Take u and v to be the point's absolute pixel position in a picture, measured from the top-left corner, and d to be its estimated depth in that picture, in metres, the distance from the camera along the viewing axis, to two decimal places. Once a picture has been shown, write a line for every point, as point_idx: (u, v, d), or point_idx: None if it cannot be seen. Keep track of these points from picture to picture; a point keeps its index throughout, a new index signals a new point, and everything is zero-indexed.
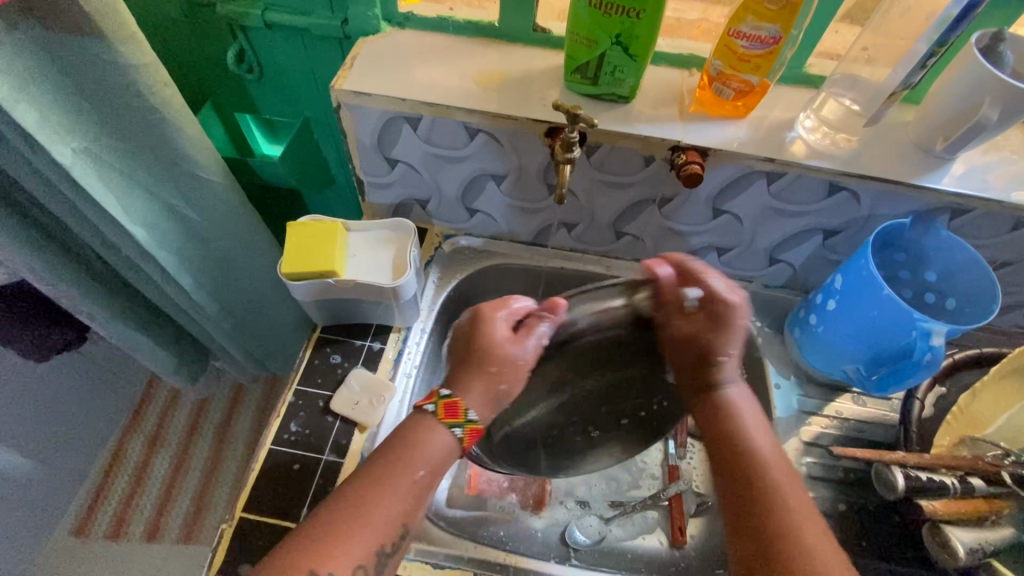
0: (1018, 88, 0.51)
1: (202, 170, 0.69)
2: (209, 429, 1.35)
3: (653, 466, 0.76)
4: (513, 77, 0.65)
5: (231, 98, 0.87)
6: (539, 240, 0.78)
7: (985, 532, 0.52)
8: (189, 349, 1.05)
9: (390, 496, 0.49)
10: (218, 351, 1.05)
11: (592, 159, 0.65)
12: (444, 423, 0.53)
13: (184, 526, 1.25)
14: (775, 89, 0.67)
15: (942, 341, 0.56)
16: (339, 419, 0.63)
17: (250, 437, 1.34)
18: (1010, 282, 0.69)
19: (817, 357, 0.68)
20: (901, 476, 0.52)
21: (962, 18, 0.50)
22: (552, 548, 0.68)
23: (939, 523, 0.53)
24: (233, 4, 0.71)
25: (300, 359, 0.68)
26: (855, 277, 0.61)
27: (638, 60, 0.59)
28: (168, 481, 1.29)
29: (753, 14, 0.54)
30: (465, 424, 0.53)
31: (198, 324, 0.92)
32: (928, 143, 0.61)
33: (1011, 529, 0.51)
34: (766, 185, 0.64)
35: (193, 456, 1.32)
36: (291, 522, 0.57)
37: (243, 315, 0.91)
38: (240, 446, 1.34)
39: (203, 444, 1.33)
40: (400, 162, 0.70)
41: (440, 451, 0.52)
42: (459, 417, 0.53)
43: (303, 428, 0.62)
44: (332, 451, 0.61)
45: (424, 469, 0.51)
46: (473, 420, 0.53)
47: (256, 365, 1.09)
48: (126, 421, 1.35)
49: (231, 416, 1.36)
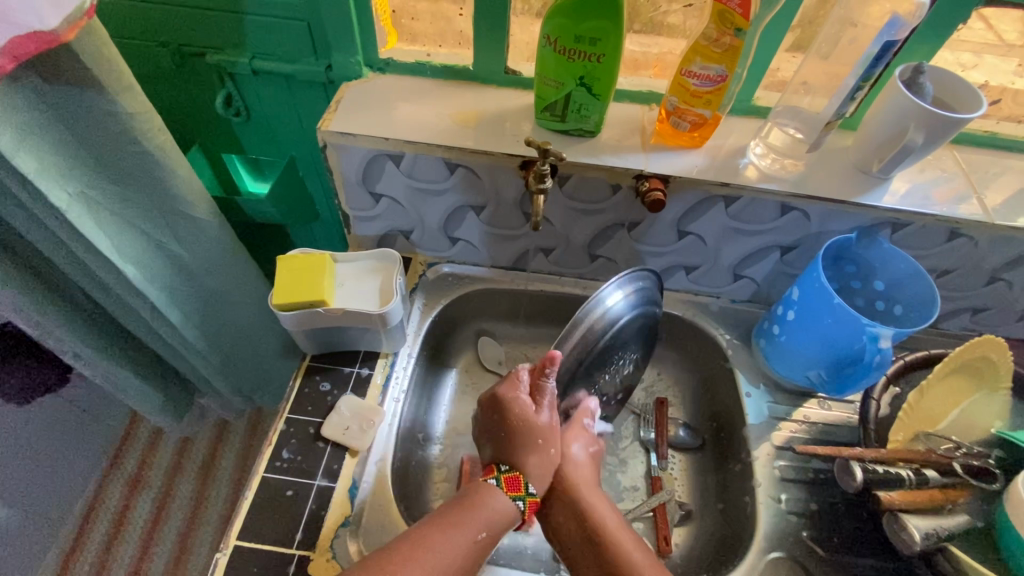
0: (935, 115, 0.57)
1: (192, 209, 0.72)
2: (192, 469, 1.34)
3: (635, 479, 0.77)
4: (488, 115, 0.71)
5: (218, 140, 0.91)
6: (519, 265, 0.83)
7: (942, 520, 0.55)
8: (175, 387, 1.05)
9: (448, 552, 0.50)
10: (203, 387, 1.06)
11: (565, 188, 0.70)
12: (506, 494, 0.55)
13: (166, 571, 1.22)
14: (728, 120, 0.74)
15: (889, 344, 0.61)
16: (330, 444, 0.65)
17: (235, 475, 1.33)
18: (952, 288, 0.75)
19: (783, 365, 0.73)
20: (861, 469, 0.56)
21: (881, 55, 0.56)
22: (543, 563, 0.69)
23: (897, 513, 0.55)
24: (223, 54, 0.75)
25: (290, 388, 0.70)
26: (810, 289, 0.66)
27: (601, 99, 0.64)
28: (151, 525, 1.27)
29: (701, 56, 0.61)
30: (527, 498, 0.55)
31: (184, 360, 0.93)
32: (866, 165, 0.67)
33: (964, 516, 0.55)
34: (724, 207, 0.69)
35: (176, 498, 1.30)
36: (285, 548, 0.58)
37: (231, 349, 0.93)
38: (225, 484, 1.32)
39: (186, 485, 1.32)
40: (384, 197, 0.74)
41: (497, 511, 0.54)
42: (520, 491, 0.55)
43: (294, 455, 0.64)
44: (323, 476, 0.63)
45: (483, 531, 0.53)
46: (532, 494, 0.56)
47: (242, 400, 1.10)
48: (105, 464, 1.33)
49: (215, 455, 1.35)
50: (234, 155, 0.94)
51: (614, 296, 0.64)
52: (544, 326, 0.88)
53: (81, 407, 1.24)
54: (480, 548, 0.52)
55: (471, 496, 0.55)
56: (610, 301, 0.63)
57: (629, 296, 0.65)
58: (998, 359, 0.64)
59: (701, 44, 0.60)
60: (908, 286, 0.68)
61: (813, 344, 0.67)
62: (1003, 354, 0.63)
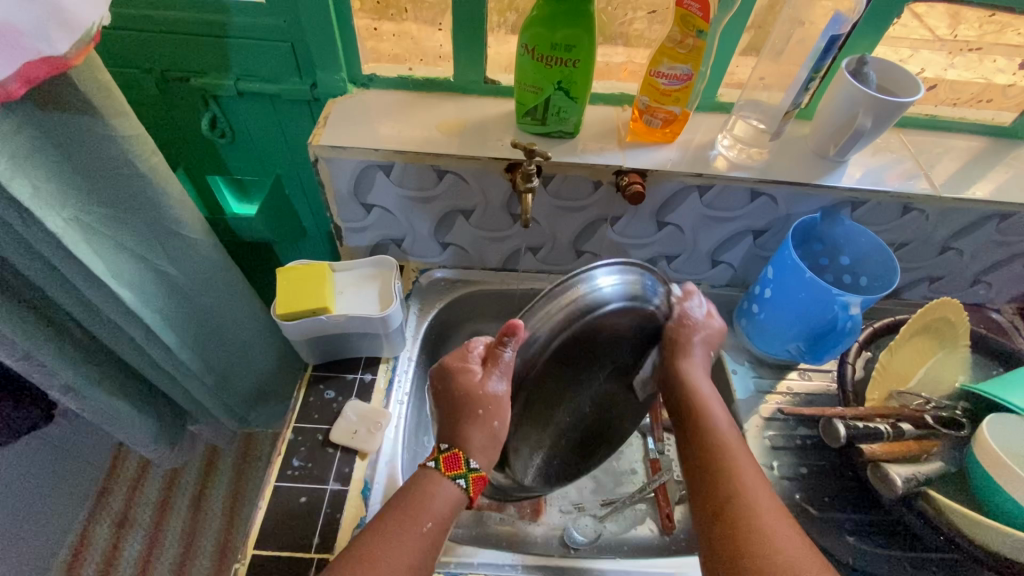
0: (879, 100, 0.63)
1: (186, 229, 0.73)
2: (183, 501, 1.31)
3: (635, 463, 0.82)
4: (471, 123, 0.74)
5: (203, 163, 0.92)
6: (509, 266, 0.86)
7: (919, 467, 0.59)
8: (167, 414, 1.04)
9: (398, 549, 0.51)
10: (197, 412, 1.05)
11: (549, 188, 0.73)
12: (446, 475, 0.54)
13: None
14: (695, 116, 0.79)
15: (858, 311, 0.66)
16: (339, 449, 0.66)
17: (229, 503, 1.31)
18: (909, 259, 0.81)
19: (764, 341, 0.77)
20: (843, 425, 0.60)
21: (828, 49, 0.62)
22: (554, 549, 0.72)
23: (879, 462, 0.59)
24: (207, 77, 0.77)
25: (294, 399, 0.71)
26: (782, 267, 0.71)
27: (579, 102, 0.69)
28: (143, 561, 1.23)
29: (668, 57, 0.66)
30: (467, 473, 0.54)
31: (177, 385, 0.93)
32: (823, 151, 0.73)
33: (939, 462, 0.60)
34: (698, 197, 0.74)
35: (168, 532, 1.27)
36: (303, 553, 0.59)
37: (225, 370, 0.93)
38: (219, 514, 1.30)
39: (178, 518, 1.29)
40: (375, 207, 0.77)
41: (441, 498, 0.54)
42: (460, 466, 0.54)
43: (305, 462, 0.65)
44: (336, 480, 0.64)
45: (431, 521, 0.53)
46: (474, 470, 0.54)
47: (237, 423, 1.09)
48: (91, 504, 1.29)
49: (207, 485, 1.33)
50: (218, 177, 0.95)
51: (604, 279, 0.57)
52: None
53: (66, 444, 1.21)
54: (433, 538, 0.53)
55: (415, 486, 0.54)
56: (599, 283, 0.57)
57: (623, 281, 0.59)
58: (956, 322, 0.70)
59: (667, 46, 0.65)
60: (867, 260, 0.74)
61: (789, 319, 0.72)
62: (959, 315, 0.70)
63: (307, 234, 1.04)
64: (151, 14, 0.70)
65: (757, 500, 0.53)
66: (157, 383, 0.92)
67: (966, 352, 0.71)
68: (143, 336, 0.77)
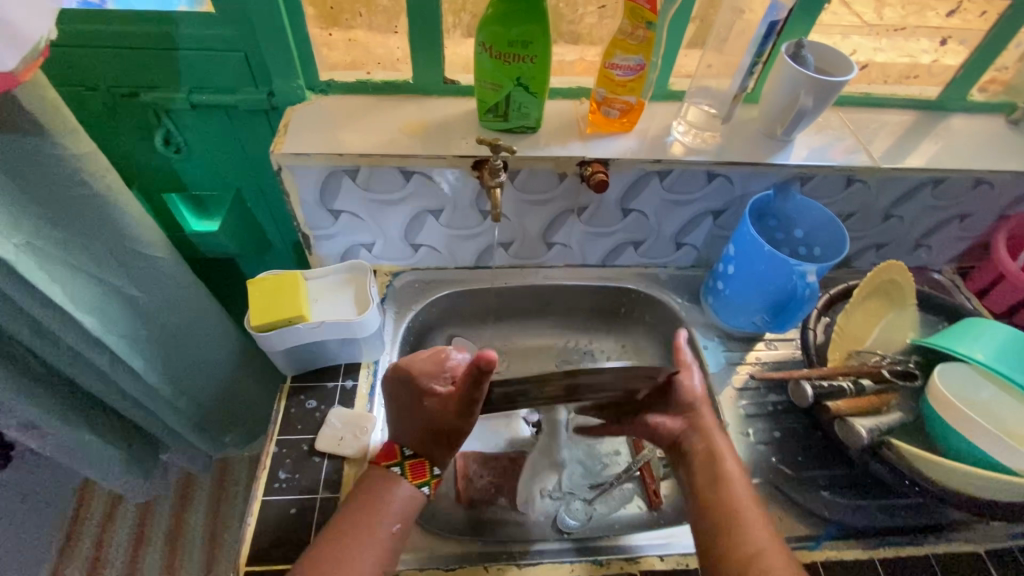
0: (818, 80, 0.67)
1: (148, 248, 0.71)
2: (158, 535, 1.25)
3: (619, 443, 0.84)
4: (434, 123, 0.75)
5: (159, 181, 0.89)
6: (482, 263, 0.87)
7: (882, 418, 0.64)
8: (137, 444, 1.00)
9: (364, 550, 0.54)
10: (169, 440, 1.01)
11: (516, 182, 0.75)
12: (411, 482, 0.60)
13: None
14: (650, 105, 0.82)
15: (815, 278, 0.70)
16: (326, 457, 0.65)
17: (208, 532, 1.26)
18: (857, 229, 0.87)
19: (730, 315, 0.81)
20: (810, 387, 0.65)
21: (768, 34, 0.66)
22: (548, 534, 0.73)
23: (846, 419, 0.64)
24: (158, 92, 0.75)
25: (275, 412, 0.70)
26: (743, 243, 0.74)
27: (538, 96, 0.70)
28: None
29: (621, 49, 0.68)
30: (404, 462, 0.60)
31: (147, 412, 0.89)
32: (772, 131, 0.77)
33: (898, 412, 0.65)
34: (659, 182, 0.77)
35: (145, 569, 1.21)
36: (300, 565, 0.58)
37: (197, 392, 0.90)
38: (198, 544, 1.25)
39: (154, 553, 1.23)
40: (343, 212, 0.76)
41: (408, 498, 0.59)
42: (396, 455, 0.61)
43: (292, 474, 0.64)
44: (325, 489, 0.63)
45: (398, 523, 0.57)
46: (437, 478, 0.61)
47: (213, 447, 1.05)
48: (56, 550, 1.21)
49: (183, 515, 1.28)
50: (174, 194, 0.93)
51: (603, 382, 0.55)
52: (512, 318, 0.92)
53: None
54: (397, 539, 0.57)
55: (375, 494, 0.58)
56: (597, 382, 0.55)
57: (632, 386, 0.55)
58: (903, 283, 0.75)
59: (619, 38, 0.68)
60: (820, 232, 0.78)
61: (752, 292, 0.76)
62: (905, 276, 0.74)
63: (272, 246, 1.02)
64: (94, 29, 0.68)
65: (751, 541, 0.55)
66: (125, 412, 0.88)
67: (915, 310, 0.76)
68: (108, 362, 0.74)
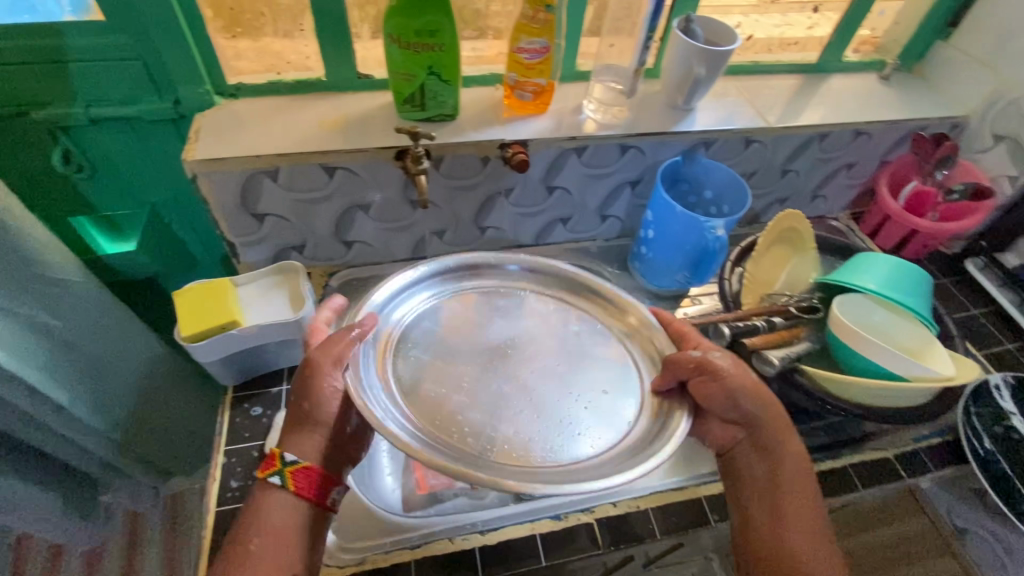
0: (707, 50, 0.73)
1: (59, 272, 0.67)
2: None
3: None
4: (353, 118, 0.75)
5: (64, 203, 0.85)
6: (418, 253, 0.88)
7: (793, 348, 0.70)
8: (70, 484, 0.94)
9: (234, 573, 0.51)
10: (108, 476, 0.96)
11: (441, 170, 0.76)
12: (263, 479, 0.55)
13: None
14: (561, 87, 0.86)
15: (723, 232, 0.76)
16: None
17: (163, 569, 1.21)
18: (760, 186, 0.95)
19: (657, 276, 0.86)
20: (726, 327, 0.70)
21: (657, 10, 0.71)
22: None
23: (761, 351, 0.69)
24: (51, 108, 0.72)
25: (218, 425, 0.68)
26: (659, 207, 0.79)
27: (452, 84, 0.72)
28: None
29: (526, 33, 0.71)
30: (283, 470, 0.55)
31: (79, 447, 0.84)
32: (674, 102, 0.83)
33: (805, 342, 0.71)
34: (577, 158, 0.81)
35: None
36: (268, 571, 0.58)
37: (139, 417, 0.87)
38: None
39: None
40: (269, 216, 0.75)
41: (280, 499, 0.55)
42: (277, 464, 0.55)
43: (244, 482, 0.63)
44: None
45: (254, 534, 0.53)
46: (290, 464, 0.55)
47: (159, 477, 1.01)
48: None
49: (134, 557, 1.21)
50: (83, 217, 0.88)
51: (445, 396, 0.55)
52: None
53: None
54: (273, 546, 0.52)
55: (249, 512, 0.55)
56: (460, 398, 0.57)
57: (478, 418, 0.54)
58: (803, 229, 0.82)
59: (523, 23, 0.71)
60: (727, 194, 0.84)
61: (666, 253, 0.82)
62: (801, 224, 0.82)
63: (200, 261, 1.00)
64: None
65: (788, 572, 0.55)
66: (53, 451, 0.83)
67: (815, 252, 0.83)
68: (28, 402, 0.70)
